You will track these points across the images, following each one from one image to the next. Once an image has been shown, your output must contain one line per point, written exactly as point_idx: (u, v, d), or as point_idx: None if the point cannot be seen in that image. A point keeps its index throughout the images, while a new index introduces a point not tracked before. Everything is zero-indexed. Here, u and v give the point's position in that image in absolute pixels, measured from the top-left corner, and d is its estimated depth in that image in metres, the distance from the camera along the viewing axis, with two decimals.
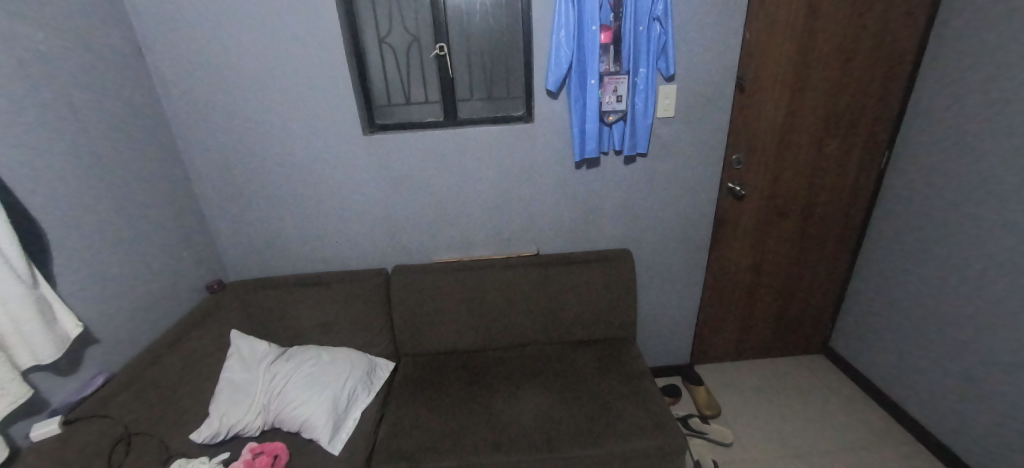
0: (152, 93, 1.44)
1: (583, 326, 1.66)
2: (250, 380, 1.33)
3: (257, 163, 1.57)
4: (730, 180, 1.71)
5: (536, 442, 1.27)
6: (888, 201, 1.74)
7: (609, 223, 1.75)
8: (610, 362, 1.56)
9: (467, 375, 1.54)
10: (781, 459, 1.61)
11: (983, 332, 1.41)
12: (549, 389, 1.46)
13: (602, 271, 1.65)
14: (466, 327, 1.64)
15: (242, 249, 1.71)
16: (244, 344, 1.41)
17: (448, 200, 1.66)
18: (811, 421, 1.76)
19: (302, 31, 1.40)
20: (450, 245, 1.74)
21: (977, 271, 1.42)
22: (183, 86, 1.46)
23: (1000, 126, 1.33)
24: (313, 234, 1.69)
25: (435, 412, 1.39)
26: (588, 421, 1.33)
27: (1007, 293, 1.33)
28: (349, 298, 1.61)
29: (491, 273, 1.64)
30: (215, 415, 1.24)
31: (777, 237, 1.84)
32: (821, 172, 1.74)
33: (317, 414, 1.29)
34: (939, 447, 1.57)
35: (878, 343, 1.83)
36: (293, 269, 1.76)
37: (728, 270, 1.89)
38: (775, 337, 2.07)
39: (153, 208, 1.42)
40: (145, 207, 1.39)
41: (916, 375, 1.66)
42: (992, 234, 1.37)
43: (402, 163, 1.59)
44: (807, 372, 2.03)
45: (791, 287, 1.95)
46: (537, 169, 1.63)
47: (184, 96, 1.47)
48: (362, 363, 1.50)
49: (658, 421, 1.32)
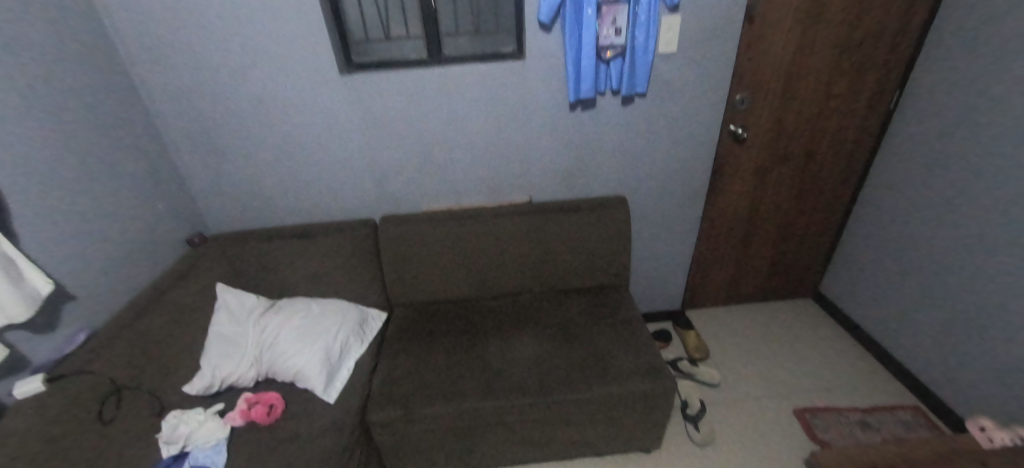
0: (100, 28, 1.28)
1: (575, 274, 1.65)
2: (240, 333, 1.34)
3: (226, 107, 1.45)
4: (732, 122, 1.62)
5: (528, 387, 1.30)
6: (895, 144, 1.68)
7: (605, 169, 1.68)
8: (602, 309, 1.57)
9: (460, 324, 1.54)
10: (765, 397, 1.67)
11: (979, 279, 1.41)
12: (542, 335, 1.47)
13: (596, 218, 1.60)
14: (459, 276, 1.62)
15: (220, 200, 1.63)
16: (232, 299, 1.40)
17: (435, 146, 1.58)
18: (796, 361, 1.82)
19: None
20: (438, 194, 1.68)
21: (981, 218, 1.39)
22: (132, 20, 1.30)
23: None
24: (294, 184, 1.61)
25: (430, 360, 1.40)
26: (579, 365, 1.35)
27: (1008, 241, 1.32)
28: (336, 249, 1.56)
29: (482, 222, 1.59)
30: (207, 368, 1.26)
31: (776, 181, 1.79)
32: (827, 112, 1.65)
33: (309, 365, 1.29)
34: (915, 382, 1.65)
35: (867, 286, 1.86)
36: (276, 221, 1.69)
37: (724, 216, 1.85)
38: (767, 282, 2.09)
39: (117, 159, 1.31)
40: (109, 158, 1.29)
41: (903, 319, 1.70)
42: (1003, 181, 1.32)
43: (383, 107, 1.48)
44: (796, 315, 2.07)
45: (786, 231, 1.94)
46: (528, 111, 1.53)
47: (136, 31, 1.32)
48: (354, 314, 1.49)
49: (649, 364, 1.34)
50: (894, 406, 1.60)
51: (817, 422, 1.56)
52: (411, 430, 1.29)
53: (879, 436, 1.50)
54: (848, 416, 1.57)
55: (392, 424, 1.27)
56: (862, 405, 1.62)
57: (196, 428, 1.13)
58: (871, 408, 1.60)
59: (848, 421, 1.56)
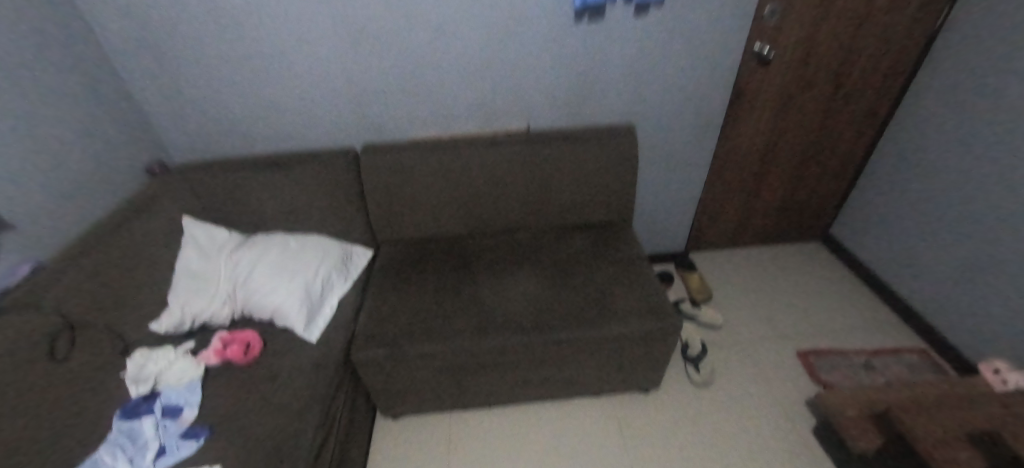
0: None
1: (575, 210, 1.53)
2: (210, 269, 1.25)
3: (172, 10, 1.23)
4: (759, 40, 1.43)
5: (523, 326, 1.22)
6: (939, 68, 1.50)
7: (613, 93, 1.50)
8: (604, 246, 1.46)
9: (451, 261, 1.44)
10: (768, 339, 1.62)
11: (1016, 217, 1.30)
12: (538, 273, 1.37)
13: (600, 149, 1.45)
14: (450, 211, 1.50)
15: (180, 124, 1.44)
16: (200, 233, 1.30)
17: (421, 63, 1.38)
18: (802, 305, 1.75)
19: None
20: (426, 120, 1.50)
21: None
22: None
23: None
24: (262, 107, 1.42)
25: (418, 298, 1.31)
26: (578, 304, 1.27)
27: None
28: (314, 181, 1.42)
29: (474, 151, 1.43)
30: (176, 305, 1.17)
31: (799, 111, 1.63)
32: (867, 30, 1.45)
33: (287, 303, 1.19)
34: (923, 325, 1.60)
35: (883, 228, 1.76)
36: (245, 149, 1.51)
37: (738, 151, 1.70)
38: (777, 223, 1.98)
39: (46, 68, 1.12)
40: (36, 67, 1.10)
41: (920, 262, 1.61)
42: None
43: (359, 12, 1.27)
44: (803, 258, 1.99)
45: (802, 168, 1.80)
46: (528, 21, 1.33)
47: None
48: (335, 251, 1.38)
49: (652, 304, 1.26)
50: (900, 349, 1.56)
51: (820, 365, 1.51)
52: (399, 369, 1.22)
53: (884, 378, 1.46)
54: (853, 358, 1.53)
55: (378, 363, 1.20)
56: (867, 348, 1.57)
57: (166, 367, 1.07)
58: (877, 351, 1.55)
59: (853, 363, 1.51)
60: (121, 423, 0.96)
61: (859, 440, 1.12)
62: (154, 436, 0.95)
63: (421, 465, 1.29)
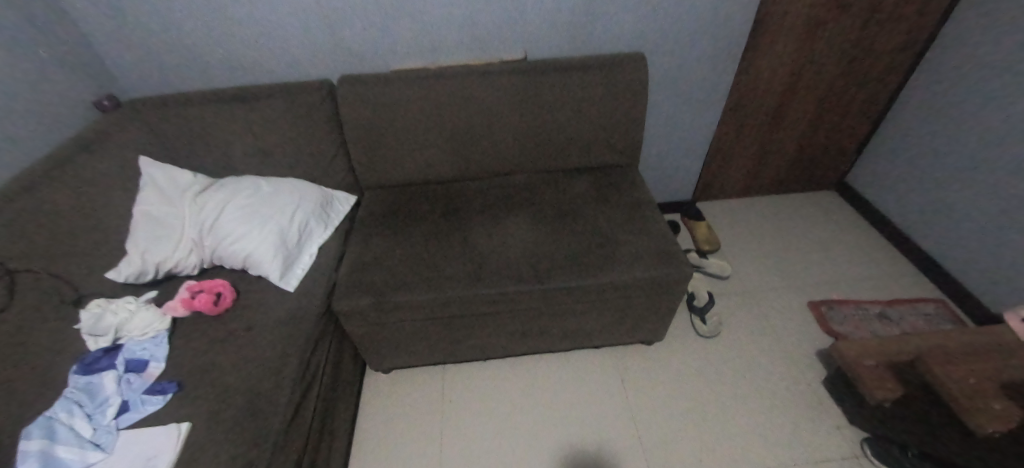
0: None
1: (578, 150, 1.39)
2: (173, 214, 1.11)
3: None
4: None
5: (521, 273, 1.12)
6: None
7: (622, 16, 1.31)
8: (609, 189, 1.34)
9: (442, 206, 1.32)
10: (779, 289, 1.54)
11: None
12: (537, 218, 1.26)
13: (606, 80, 1.30)
14: (440, 152, 1.36)
15: (126, 52, 1.25)
16: (159, 173, 1.15)
17: None
18: (815, 255, 1.66)
19: None
20: (409, 48, 1.31)
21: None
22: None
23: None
24: (219, 29, 1.23)
25: (406, 245, 1.20)
26: (580, 250, 1.16)
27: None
28: (285, 117, 1.27)
29: (466, 82, 1.28)
30: (135, 252, 1.05)
31: (828, 39, 1.45)
32: None
33: (260, 250, 1.08)
34: (942, 275, 1.52)
35: (906, 173, 1.63)
36: (206, 83, 1.33)
37: (756, 87, 1.55)
38: (792, 170, 1.85)
39: None
40: None
41: (945, 208, 1.50)
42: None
43: None
44: (816, 207, 1.88)
45: (824, 108, 1.65)
46: None
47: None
48: (314, 195, 1.25)
49: (661, 250, 1.15)
50: (916, 299, 1.48)
51: (832, 315, 1.44)
52: (386, 320, 1.13)
53: (899, 328, 1.39)
54: (867, 308, 1.45)
55: (363, 314, 1.10)
56: (881, 299, 1.50)
57: (127, 318, 0.96)
58: (893, 301, 1.48)
59: (867, 313, 1.44)
60: (79, 378, 0.87)
61: (874, 390, 1.02)
62: (116, 391, 0.87)
63: (413, 419, 1.24)
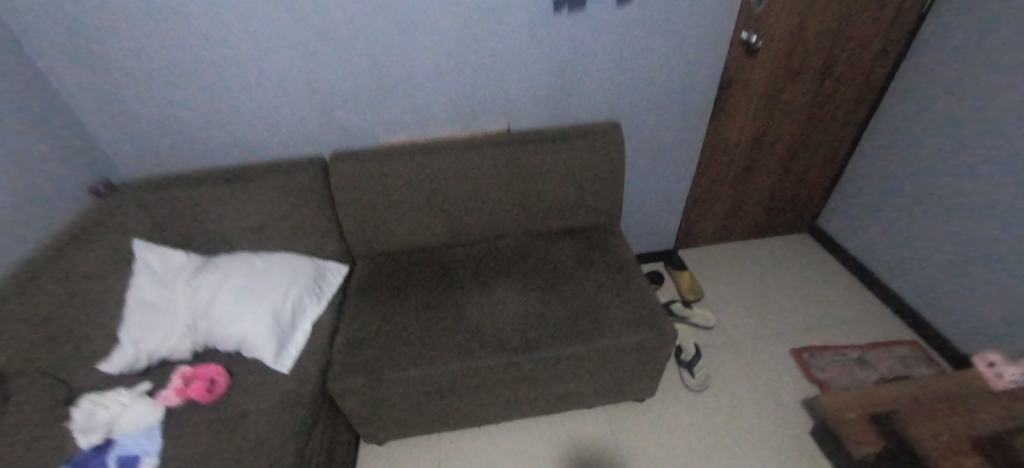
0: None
1: (562, 213, 1.46)
2: (167, 298, 1.13)
3: (108, 12, 1.08)
4: (746, 28, 1.35)
5: (513, 343, 1.15)
6: (928, 55, 1.46)
7: (597, 90, 1.41)
8: (593, 252, 1.40)
9: (433, 275, 1.36)
10: (762, 337, 1.59)
11: (1016, 208, 1.26)
12: (526, 284, 1.31)
13: (585, 149, 1.38)
14: (429, 220, 1.41)
15: (124, 137, 1.29)
16: (154, 257, 1.18)
17: (390, 61, 1.26)
18: (794, 300, 1.72)
19: None
20: (397, 125, 1.39)
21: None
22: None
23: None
24: (217, 114, 1.29)
25: (400, 317, 1.23)
26: (569, 316, 1.21)
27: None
28: (279, 195, 1.32)
29: (453, 156, 1.35)
30: (128, 342, 1.06)
31: (787, 101, 1.58)
32: (854, 16, 1.41)
33: (254, 332, 1.10)
34: (913, 317, 1.59)
35: (871, 219, 1.74)
36: (201, 162, 1.38)
37: (726, 145, 1.65)
38: (766, 216, 1.95)
39: None
40: None
41: (911, 253, 1.59)
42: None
43: (317, 12, 1.15)
44: (791, 250, 1.97)
45: (790, 160, 1.76)
46: (505, 14, 1.22)
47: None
48: (307, 270, 1.29)
49: (646, 313, 1.21)
50: (891, 342, 1.54)
51: (814, 362, 1.49)
52: (381, 397, 1.14)
53: (878, 373, 1.44)
54: (846, 354, 1.51)
55: (358, 391, 1.12)
56: (859, 343, 1.55)
57: (119, 411, 0.96)
58: (870, 345, 1.54)
59: (847, 359, 1.49)
60: None
61: (860, 445, 1.11)
62: None
63: None
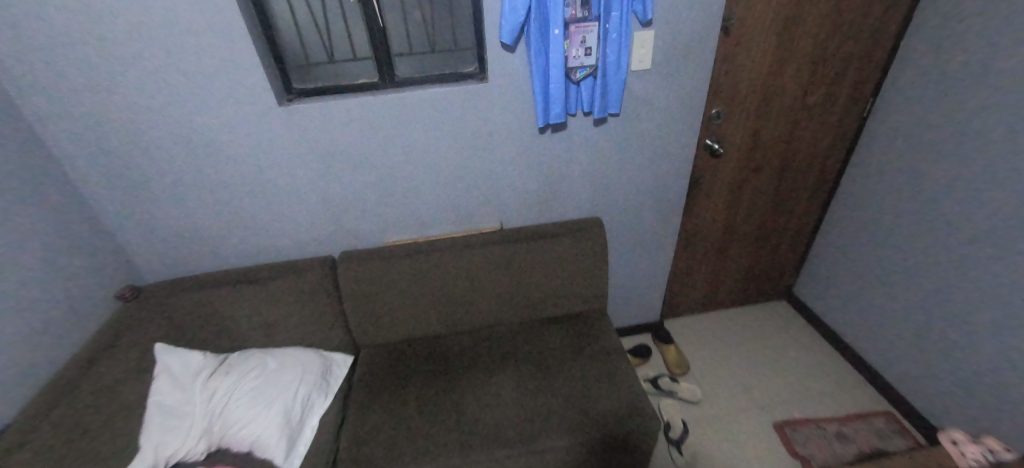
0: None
1: (551, 302, 1.58)
2: (184, 401, 1.21)
3: (150, 147, 1.24)
4: (708, 136, 1.54)
5: (508, 437, 1.24)
6: (870, 152, 1.65)
7: (579, 190, 1.57)
8: (580, 339, 1.51)
9: (433, 365, 1.45)
10: (746, 411, 1.67)
11: (959, 293, 1.40)
12: (519, 375, 1.40)
13: (571, 245, 1.52)
14: (429, 313, 1.52)
15: (150, 246, 1.41)
16: (173, 360, 1.25)
17: (394, 174, 1.42)
18: (774, 371, 1.82)
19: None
20: (400, 225, 1.53)
21: (965, 234, 1.36)
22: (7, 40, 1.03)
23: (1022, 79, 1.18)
24: (236, 224, 1.42)
25: (402, 412, 1.31)
26: (560, 407, 1.30)
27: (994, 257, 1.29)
28: (291, 294, 1.43)
29: (450, 255, 1.48)
30: (148, 448, 1.11)
31: (753, 191, 1.74)
32: (803, 123, 1.60)
33: (267, 433, 1.18)
34: (886, 388, 1.68)
35: (839, 291, 1.87)
36: (218, 264, 1.50)
37: (700, 229, 1.81)
38: (744, 288, 2.08)
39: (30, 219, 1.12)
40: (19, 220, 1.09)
41: (878, 327, 1.71)
42: (991, 198, 1.28)
43: (331, 139, 1.32)
44: (770, 319, 2.08)
45: (761, 239, 1.91)
46: (495, 134, 1.40)
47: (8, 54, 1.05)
48: (315, 365, 1.38)
49: (632, 403, 1.30)
50: (867, 413, 1.63)
51: (796, 436, 1.57)
52: None
53: (856, 447, 1.52)
54: (825, 427, 1.59)
55: None
56: (837, 414, 1.64)
57: None
58: (847, 417, 1.62)
59: (826, 432, 1.57)
60: None
61: None
62: None
63: None
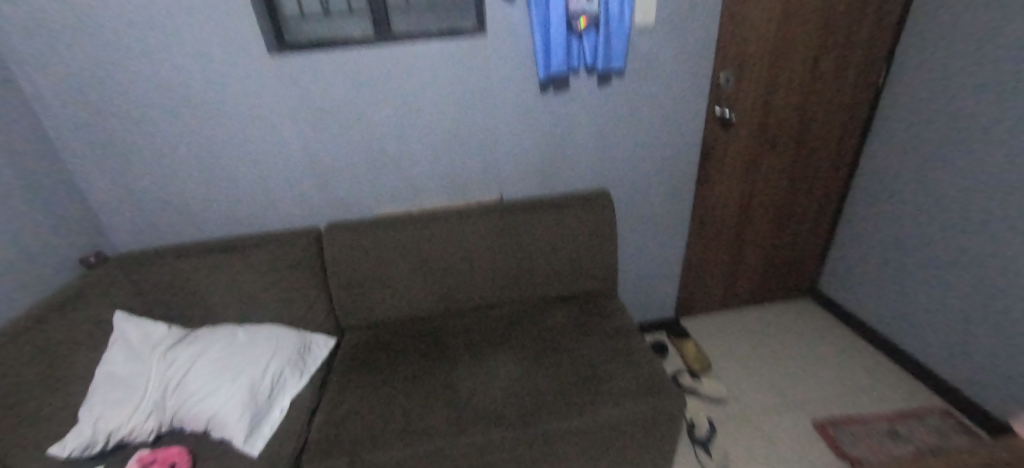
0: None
1: (556, 280, 1.44)
2: (138, 372, 1.06)
3: (131, 99, 1.18)
4: (718, 104, 1.47)
5: (508, 418, 1.06)
6: (889, 125, 1.57)
7: (585, 161, 1.48)
8: (589, 319, 1.36)
9: (425, 346, 1.30)
10: (780, 409, 1.47)
11: (1010, 263, 1.25)
12: (522, 354, 1.25)
13: (577, 216, 1.41)
14: (422, 290, 1.39)
15: (126, 211, 1.32)
16: (133, 329, 1.13)
17: (388, 137, 1.34)
18: (807, 367, 1.63)
19: None
20: (394, 195, 1.44)
21: (1002, 192, 1.24)
22: None
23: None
24: (220, 190, 1.34)
25: (387, 393, 1.15)
26: (568, 386, 1.13)
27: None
28: (270, 265, 1.30)
29: (447, 224, 1.37)
30: (87, 421, 0.96)
31: (768, 169, 1.64)
32: (816, 93, 1.54)
33: (226, 409, 1.02)
34: (937, 383, 1.48)
35: (871, 280, 1.71)
36: (197, 236, 1.39)
37: (715, 211, 1.68)
38: (764, 282, 1.92)
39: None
40: None
41: (919, 314, 1.53)
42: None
43: (323, 94, 1.25)
44: (796, 316, 1.91)
45: (781, 225, 1.79)
46: (495, 95, 1.33)
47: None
48: (292, 342, 1.23)
49: (650, 381, 1.13)
50: (919, 410, 1.43)
51: (841, 436, 1.36)
52: None
53: (912, 446, 1.31)
54: (873, 425, 1.38)
55: None
56: (885, 412, 1.44)
57: None
58: (897, 415, 1.42)
59: (874, 431, 1.37)
60: None
61: None
62: None
63: None
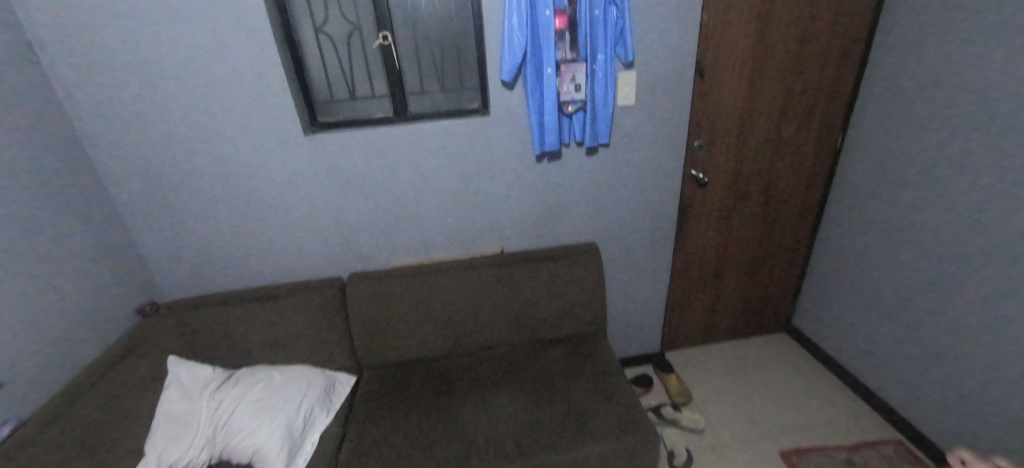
0: (46, 83, 1.20)
1: (551, 324, 1.63)
2: (192, 411, 1.24)
3: (185, 172, 1.38)
4: (693, 167, 1.66)
5: (507, 451, 1.23)
6: (846, 182, 1.77)
7: (576, 217, 1.68)
8: (579, 359, 1.54)
9: (434, 384, 1.48)
10: (751, 440, 1.63)
11: (945, 311, 1.43)
12: (519, 392, 1.42)
13: (569, 268, 1.60)
14: (432, 333, 1.57)
15: (174, 265, 1.52)
16: (184, 372, 1.30)
17: (403, 199, 1.54)
18: (778, 400, 1.80)
19: (237, 38, 1.24)
20: (407, 248, 1.63)
21: (936, 249, 1.43)
22: (78, 77, 1.23)
23: (960, 106, 1.32)
24: (257, 246, 1.53)
25: (402, 426, 1.32)
26: (559, 422, 1.31)
27: (966, 270, 1.35)
28: (299, 313, 1.49)
29: (455, 275, 1.56)
30: (152, 454, 1.13)
31: (741, 220, 1.83)
32: (781, 155, 1.74)
33: (268, 443, 1.19)
34: (894, 415, 1.65)
35: (837, 320, 1.89)
36: (234, 285, 1.58)
37: (694, 257, 1.87)
38: (741, 319, 2.10)
39: (72, 232, 1.25)
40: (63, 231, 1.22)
41: (878, 352, 1.70)
42: (955, 214, 1.36)
43: (348, 165, 1.45)
44: (772, 351, 2.08)
45: (755, 268, 1.97)
46: (497, 163, 1.53)
47: (83, 88, 1.24)
48: (319, 383, 1.41)
49: (629, 417, 1.31)
50: (876, 441, 1.60)
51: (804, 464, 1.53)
52: None
53: None
54: (834, 455, 1.55)
55: None
56: (846, 442, 1.60)
57: None
58: (856, 445, 1.58)
59: (834, 459, 1.53)
60: None
61: None
62: None
63: None
